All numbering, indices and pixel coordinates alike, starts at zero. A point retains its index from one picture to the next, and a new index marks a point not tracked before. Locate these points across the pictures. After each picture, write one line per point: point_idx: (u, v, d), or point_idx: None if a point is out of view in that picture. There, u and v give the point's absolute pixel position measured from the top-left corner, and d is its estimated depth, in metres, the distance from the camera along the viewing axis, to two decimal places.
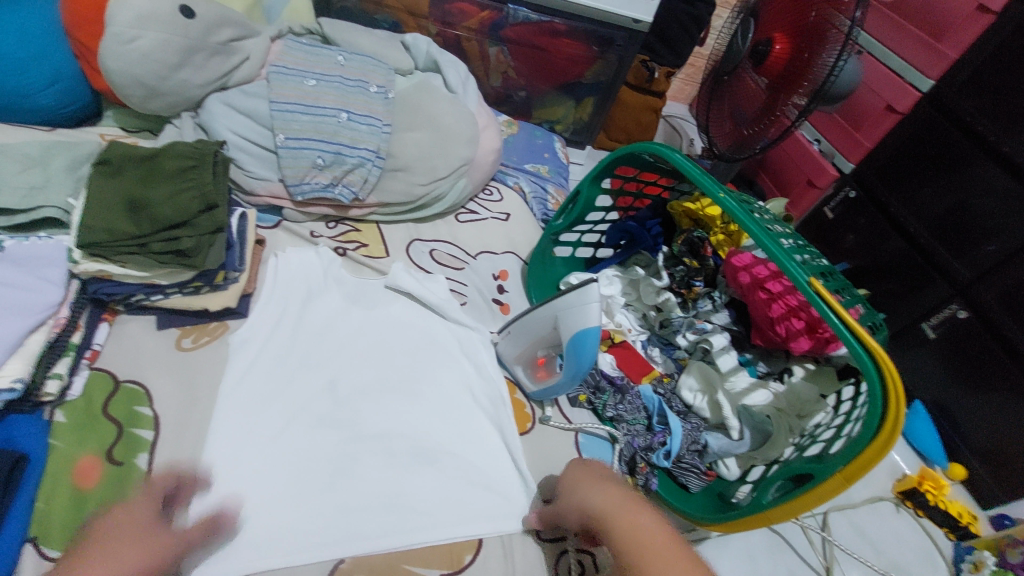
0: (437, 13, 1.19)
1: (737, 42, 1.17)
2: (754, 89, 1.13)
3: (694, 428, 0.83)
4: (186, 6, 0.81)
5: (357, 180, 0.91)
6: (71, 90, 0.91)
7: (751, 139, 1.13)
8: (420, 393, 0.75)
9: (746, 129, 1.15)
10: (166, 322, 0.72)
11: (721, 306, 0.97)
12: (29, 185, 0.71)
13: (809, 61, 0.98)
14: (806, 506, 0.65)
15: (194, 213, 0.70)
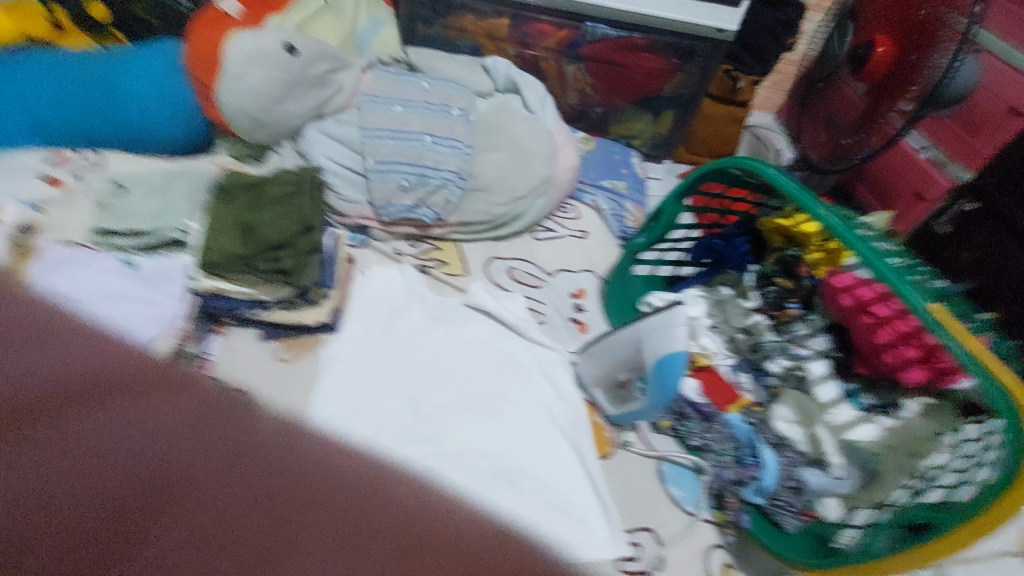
0: (515, 35, 1.21)
1: (832, 48, 1.09)
2: (852, 96, 1.05)
3: (790, 462, 0.76)
4: (290, 44, 0.89)
5: (439, 201, 0.94)
6: (192, 124, 1.03)
7: (851, 149, 1.05)
8: (500, 412, 0.75)
9: (843, 138, 1.07)
10: (268, 335, 0.77)
11: (819, 330, 0.90)
12: (158, 210, 0.80)
13: (917, 63, 0.89)
14: (926, 559, 0.58)
15: (294, 235, 0.77)
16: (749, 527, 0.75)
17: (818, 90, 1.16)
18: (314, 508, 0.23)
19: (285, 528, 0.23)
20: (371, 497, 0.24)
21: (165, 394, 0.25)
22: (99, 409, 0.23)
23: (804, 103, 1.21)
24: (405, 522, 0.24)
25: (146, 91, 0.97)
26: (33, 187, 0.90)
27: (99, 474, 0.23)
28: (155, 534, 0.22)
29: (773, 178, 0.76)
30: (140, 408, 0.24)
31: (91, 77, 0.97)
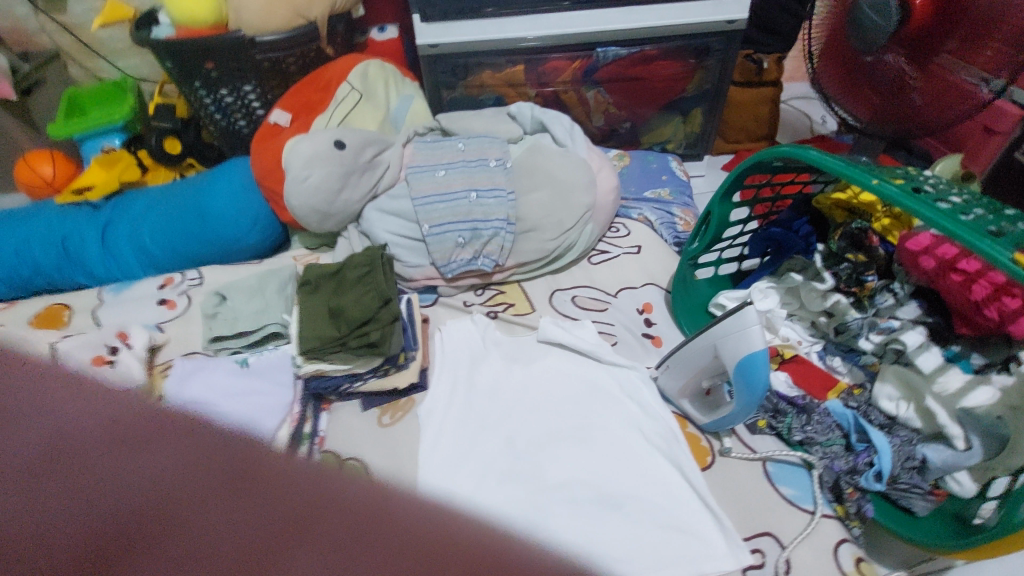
0: (533, 77, 1.27)
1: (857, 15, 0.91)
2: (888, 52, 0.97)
3: (905, 442, 0.74)
4: (339, 140, 1.00)
5: (495, 249, 0.99)
6: (267, 227, 1.16)
7: (901, 102, 1.02)
8: (593, 439, 0.78)
9: (887, 96, 1.03)
10: (368, 403, 0.85)
11: (907, 298, 0.85)
12: (257, 310, 0.90)
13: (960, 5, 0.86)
14: None
15: (376, 309, 0.84)
16: (875, 516, 0.71)
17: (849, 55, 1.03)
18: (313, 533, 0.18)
19: (279, 553, 0.19)
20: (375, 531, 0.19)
21: (139, 425, 0.19)
22: (70, 450, 0.19)
23: (830, 68, 1.08)
24: (430, 544, 0.19)
25: (226, 208, 1.12)
26: (150, 311, 1.04)
27: (71, 515, 0.18)
28: (140, 565, 0.18)
29: (817, 161, 0.77)
30: (112, 441, 0.19)
31: (184, 207, 1.13)
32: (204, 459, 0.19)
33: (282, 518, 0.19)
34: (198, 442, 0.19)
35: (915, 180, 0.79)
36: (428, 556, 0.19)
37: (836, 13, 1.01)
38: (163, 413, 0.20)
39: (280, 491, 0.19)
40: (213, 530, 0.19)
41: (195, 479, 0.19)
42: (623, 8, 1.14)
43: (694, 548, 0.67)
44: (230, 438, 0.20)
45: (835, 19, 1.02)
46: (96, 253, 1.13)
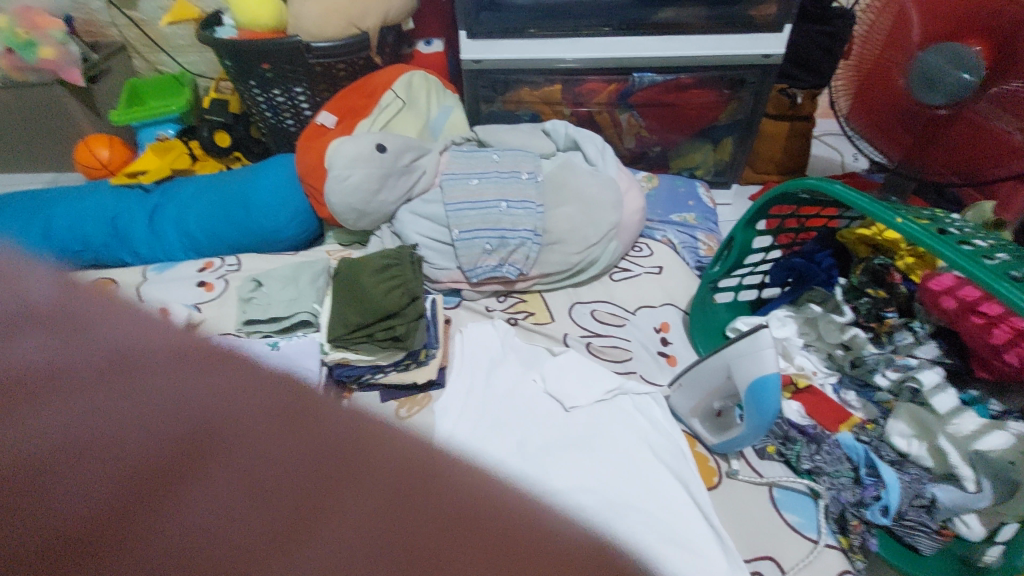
0: (569, 97, 1.32)
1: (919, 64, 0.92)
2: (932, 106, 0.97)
3: (914, 480, 0.74)
4: (380, 144, 1.05)
5: (521, 258, 1.02)
6: (305, 221, 1.22)
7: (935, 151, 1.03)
8: (603, 449, 0.79)
9: (921, 143, 1.04)
10: (387, 395, 0.88)
11: (927, 337, 0.85)
12: (290, 298, 0.95)
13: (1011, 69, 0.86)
14: None
15: (403, 305, 0.88)
16: (879, 551, 0.71)
17: (891, 100, 1.03)
18: (349, 487, 0.17)
19: (320, 505, 0.17)
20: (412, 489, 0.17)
21: (174, 355, 0.18)
22: (112, 367, 0.17)
23: (868, 110, 1.08)
24: (484, 513, 0.17)
25: (269, 200, 1.18)
26: (190, 291, 1.09)
27: (136, 447, 0.17)
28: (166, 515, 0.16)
29: (842, 196, 0.78)
30: (202, 373, 0.18)
31: (229, 197, 1.20)
32: (238, 398, 0.18)
33: (313, 467, 0.17)
34: (230, 377, 0.18)
35: (940, 221, 0.80)
36: (469, 530, 0.17)
37: (880, 58, 1.01)
38: (244, 357, 0.19)
39: (331, 436, 0.17)
40: (212, 487, 0.16)
41: (200, 424, 0.17)
42: (662, 37, 1.18)
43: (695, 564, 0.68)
44: (278, 380, 0.19)
45: (877, 66, 1.02)
46: (143, 233, 1.20)
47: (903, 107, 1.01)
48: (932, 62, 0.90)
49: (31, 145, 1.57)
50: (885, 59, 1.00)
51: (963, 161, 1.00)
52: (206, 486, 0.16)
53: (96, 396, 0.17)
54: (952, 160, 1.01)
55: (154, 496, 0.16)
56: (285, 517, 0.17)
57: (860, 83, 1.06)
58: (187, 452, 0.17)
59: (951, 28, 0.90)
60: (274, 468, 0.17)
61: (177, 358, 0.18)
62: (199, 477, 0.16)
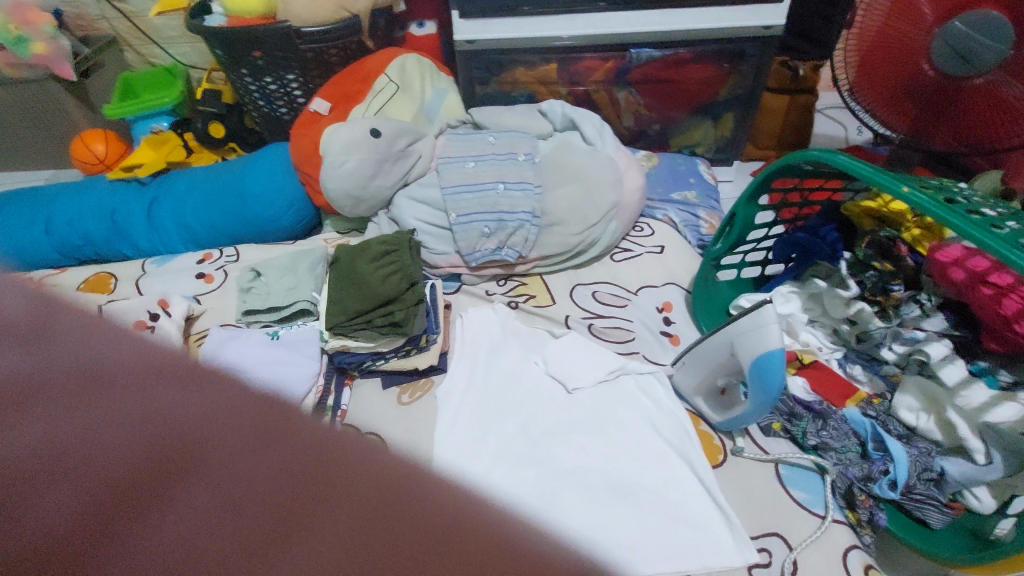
0: (566, 76, 1.29)
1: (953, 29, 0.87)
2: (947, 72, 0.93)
3: (923, 453, 0.73)
4: (375, 128, 1.03)
5: (520, 240, 1.01)
6: (303, 210, 1.21)
7: (943, 120, 1.00)
8: (607, 431, 0.79)
9: (928, 113, 1.00)
10: (389, 382, 0.88)
11: (934, 310, 0.83)
12: (289, 287, 0.94)
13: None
14: None
15: (402, 290, 0.87)
16: (887, 526, 0.70)
17: (899, 71, 0.98)
18: (328, 503, 0.17)
19: (298, 521, 0.17)
20: (392, 503, 0.17)
21: (152, 370, 0.18)
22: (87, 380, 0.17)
23: (873, 83, 1.03)
24: (461, 529, 0.17)
25: (265, 189, 1.17)
26: (189, 283, 1.09)
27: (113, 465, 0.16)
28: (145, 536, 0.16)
29: (847, 166, 0.76)
30: (180, 388, 0.18)
31: (225, 187, 1.19)
32: (218, 414, 0.17)
33: (290, 483, 0.17)
34: (209, 393, 0.18)
35: (946, 190, 0.78)
36: (443, 546, 0.17)
37: (888, 27, 0.95)
38: (226, 373, 0.19)
39: (311, 453, 0.17)
40: (188, 504, 0.16)
41: (178, 435, 0.17)
42: (660, 10, 1.15)
43: (702, 541, 0.68)
44: (258, 396, 0.18)
45: (883, 36, 0.96)
46: (141, 226, 1.19)
47: (912, 76, 0.97)
48: (961, 30, 0.87)
49: (26, 143, 1.56)
50: (893, 27, 0.95)
51: (969, 128, 0.98)
52: (184, 504, 0.16)
53: (68, 412, 0.16)
54: (957, 128, 0.99)
55: (132, 517, 0.16)
56: (262, 533, 0.16)
57: (866, 54, 1.00)
58: (165, 466, 0.17)
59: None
60: (250, 484, 0.17)
61: (146, 370, 0.17)
62: (177, 491, 0.16)
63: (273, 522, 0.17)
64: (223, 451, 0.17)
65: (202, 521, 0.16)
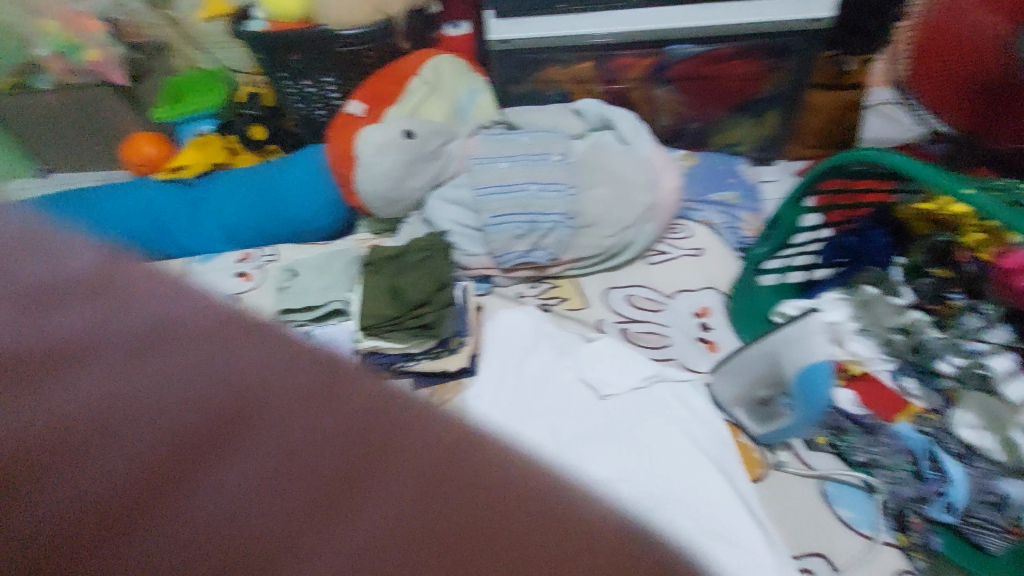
0: (601, 74, 1.27)
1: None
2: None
3: (985, 474, 0.68)
4: (408, 129, 1.04)
5: (552, 242, 0.99)
6: (338, 211, 1.23)
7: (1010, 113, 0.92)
8: (640, 437, 0.77)
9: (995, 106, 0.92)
10: (419, 383, 0.85)
11: (998, 321, 0.78)
12: (323, 287, 0.96)
13: None
14: None
15: (433, 291, 0.88)
16: (942, 550, 0.66)
17: (963, 61, 0.90)
18: (331, 459, 0.25)
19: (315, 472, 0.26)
20: (454, 462, 0.26)
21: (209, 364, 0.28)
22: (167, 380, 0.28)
23: (933, 72, 0.96)
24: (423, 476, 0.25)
25: (303, 190, 1.19)
26: (230, 282, 1.12)
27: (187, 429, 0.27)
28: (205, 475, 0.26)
29: (903, 167, 0.72)
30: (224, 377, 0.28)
31: (263, 188, 1.21)
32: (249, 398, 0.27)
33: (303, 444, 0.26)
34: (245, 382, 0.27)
35: (1015, 192, 0.72)
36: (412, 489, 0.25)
37: (956, 10, 0.88)
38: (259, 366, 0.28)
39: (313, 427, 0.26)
40: (238, 456, 0.26)
41: (223, 407, 0.27)
42: (700, 5, 1.11)
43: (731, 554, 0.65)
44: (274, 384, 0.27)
45: (948, 21, 0.89)
46: (186, 226, 1.24)
47: (976, 68, 0.89)
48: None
49: (83, 146, 1.64)
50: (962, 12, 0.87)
51: None
52: (235, 456, 0.26)
53: (157, 395, 0.27)
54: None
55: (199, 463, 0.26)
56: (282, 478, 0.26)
57: (925, 41, 0.94)
58: (219, 427, 0.27)
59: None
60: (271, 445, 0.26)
61: (200, 369, 0.28)
62: (231, 447, 0.26)
63: (294, 465, 0.26)
64: (331, 429, 0.27)
65: (246, 465, 0.26)
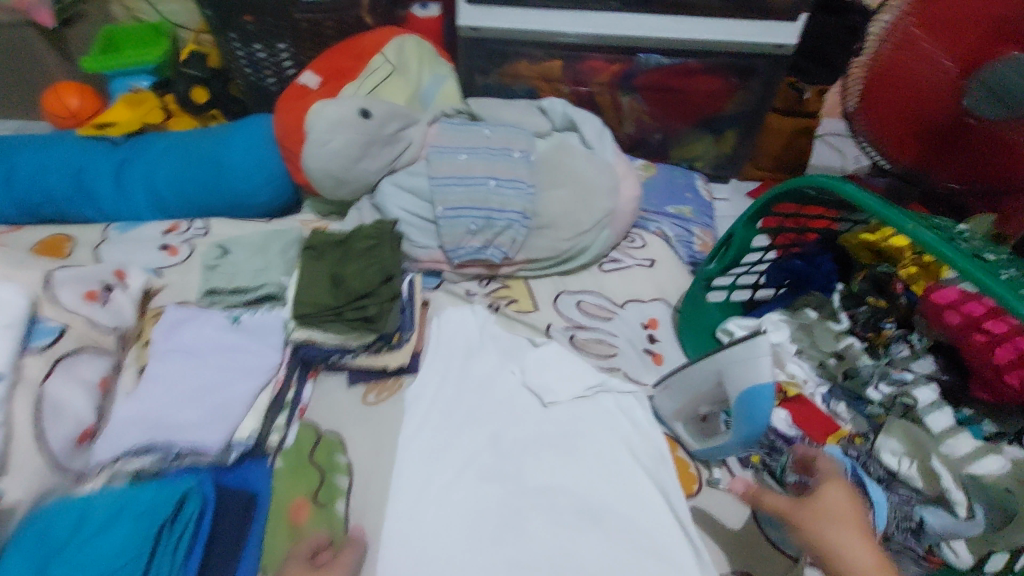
0: (569, 74, 1.24)
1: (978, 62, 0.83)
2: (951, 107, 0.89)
3: (903, 500, 0.70)
4: (365, 109, 0.98)
5: (507, 241, 0.96)
6: (282, 187, 1.15)
7: (933, 157, 0.97)
8: (580, 449, 0.76)
9: (925, 146, 0.97)
10: (355, 378, 0.83)
11: (924, 351, 0.80)
12: (256, 268, 0.89)
13: None
14: None
15: (376, 284, 0.81)
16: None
17: (907, 91, 0.92)
18: None
19: None
20: None
21: None
22: None
23: (875, 95, 0.96)
24: None
25: (244, 161, 1.10)
26: (151, 254, 1.01)
27: None
28: None
29: (852, 197, 0.73)
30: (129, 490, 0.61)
31: (201, 156, 1.12)
32: None
33: None
34: None
35: (949, 231, 0.75)
36: None
37: (891, 54, 0.91)
38: None
39: None
40: None
41: None
42: (673, 16, 1.11)
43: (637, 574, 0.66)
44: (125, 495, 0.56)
45: (886, 65, 0.92)
46: (107, 190, 1.13)
47: (919, 103, 0.92)
48: (991, 71, 0.81)
49: None
50: (907, 57, 0.89)
51: (960, 168, 0.96)
52: None
53: None
54: (937, 159, 0.98)
55: None
56: None
57: (869, 79, 0.96)
58: None
59: (991, 32, 0.80)
60: None
61: None
62: None
63: None
64: None
65: None
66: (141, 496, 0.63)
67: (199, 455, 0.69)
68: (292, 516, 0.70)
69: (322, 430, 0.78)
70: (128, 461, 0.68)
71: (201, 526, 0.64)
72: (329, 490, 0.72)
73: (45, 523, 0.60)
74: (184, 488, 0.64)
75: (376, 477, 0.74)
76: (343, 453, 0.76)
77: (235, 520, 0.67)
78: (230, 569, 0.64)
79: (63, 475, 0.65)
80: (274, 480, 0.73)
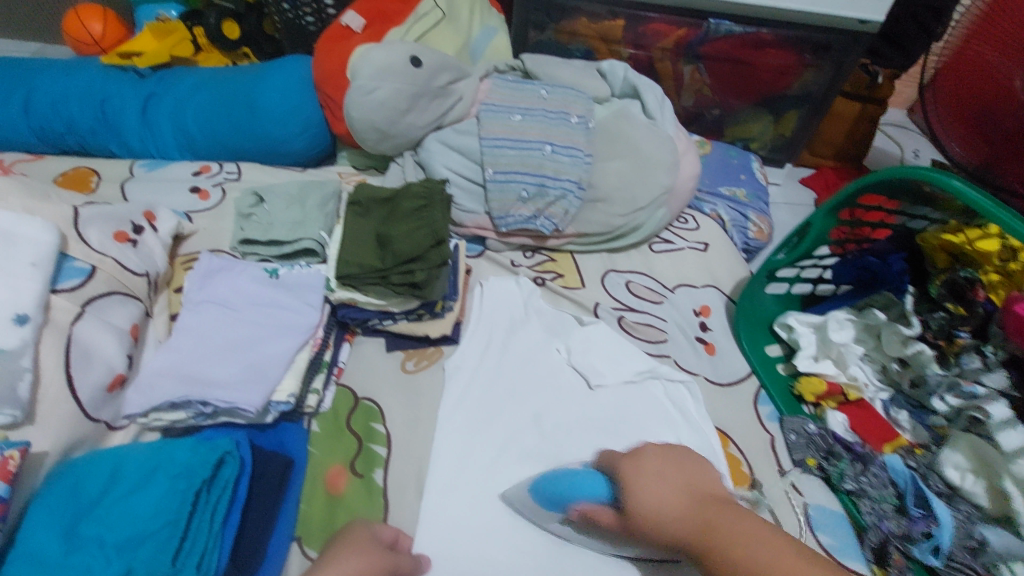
0: (630, 36, 1.16)
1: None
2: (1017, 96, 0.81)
3: (965, 517, 0.67)
4: (416, 57, 0.91)
5: (559, 212, 0.90)
6: (318, 135, 1.08)
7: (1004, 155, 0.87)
8: (625, 437, 0.73)
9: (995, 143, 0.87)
10: (394, 344, 0.79)
11: (998, 365, 0.73)
12: (294, 220, 0.83)
13: None
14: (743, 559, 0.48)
15: (426, 248, 0.75)
16: None
17: (972, 74, 0.88)
18: None
19: None
20: None
21: None
22: None
23: (941, 84, 0.94)
24: None
25: (279, 105, 1.04)
26: (181, 196, 0.96)
27: None
28: None
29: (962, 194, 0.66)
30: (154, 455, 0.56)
31: (235, 95, 1.06)
32: None
33: None
34: None
35: None
36: None
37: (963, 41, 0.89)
38: None
39: None
40: None
41: None
42: None
43: (685, 571, 0.64)
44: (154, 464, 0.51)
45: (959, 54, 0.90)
46: (133, 123, 1.07)
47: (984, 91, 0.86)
48: None
49: (15, 7, 1.38)
50: (976, 44, 0.86)
51: None
52: None
53: None
54: (1000, 158, 0.87)
55: None
56: None
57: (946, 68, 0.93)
58: None
59: None
60: None
61: None
62: None
63: None
64: None
65: None
66: (176, 454, 0.60)
67: (235, 414, 0.67)
68: (329, 484, 0.67)
69: (359, 396, 0.75)
70: (162, 414, 0.66)
71: (238, 490, 0.62)
72: (367, 459, 0.69)
73: (75, 477, 0.56)
74: (224, 450, 0.61)
75: (414, 448, 0.70)
76: (380, 422, 0.72)
77: (270, 484, 0.64)
78: (266, 532, 0.62)
79: (93, 425, 0.62)
80: (311, 445, 0.70)
